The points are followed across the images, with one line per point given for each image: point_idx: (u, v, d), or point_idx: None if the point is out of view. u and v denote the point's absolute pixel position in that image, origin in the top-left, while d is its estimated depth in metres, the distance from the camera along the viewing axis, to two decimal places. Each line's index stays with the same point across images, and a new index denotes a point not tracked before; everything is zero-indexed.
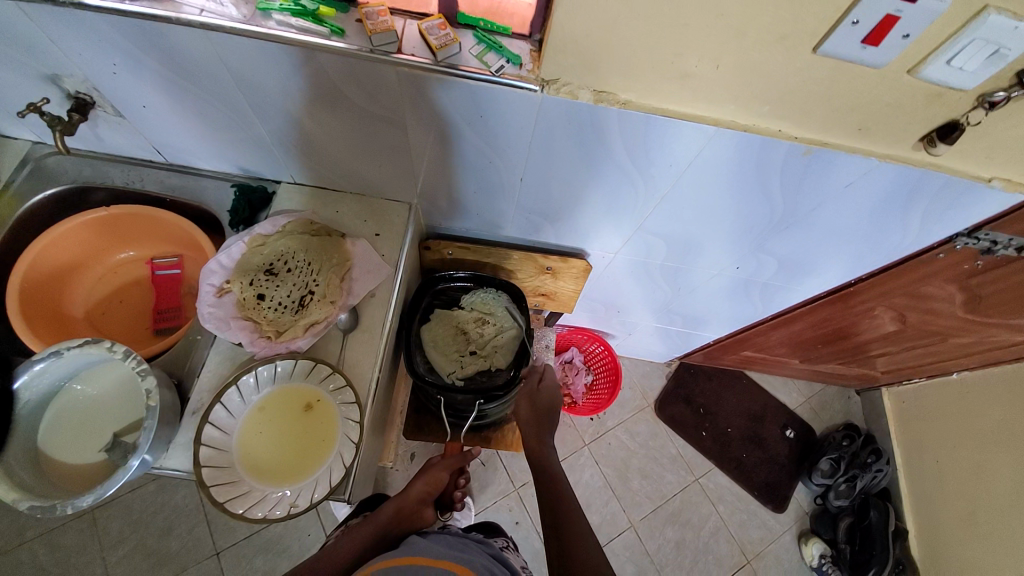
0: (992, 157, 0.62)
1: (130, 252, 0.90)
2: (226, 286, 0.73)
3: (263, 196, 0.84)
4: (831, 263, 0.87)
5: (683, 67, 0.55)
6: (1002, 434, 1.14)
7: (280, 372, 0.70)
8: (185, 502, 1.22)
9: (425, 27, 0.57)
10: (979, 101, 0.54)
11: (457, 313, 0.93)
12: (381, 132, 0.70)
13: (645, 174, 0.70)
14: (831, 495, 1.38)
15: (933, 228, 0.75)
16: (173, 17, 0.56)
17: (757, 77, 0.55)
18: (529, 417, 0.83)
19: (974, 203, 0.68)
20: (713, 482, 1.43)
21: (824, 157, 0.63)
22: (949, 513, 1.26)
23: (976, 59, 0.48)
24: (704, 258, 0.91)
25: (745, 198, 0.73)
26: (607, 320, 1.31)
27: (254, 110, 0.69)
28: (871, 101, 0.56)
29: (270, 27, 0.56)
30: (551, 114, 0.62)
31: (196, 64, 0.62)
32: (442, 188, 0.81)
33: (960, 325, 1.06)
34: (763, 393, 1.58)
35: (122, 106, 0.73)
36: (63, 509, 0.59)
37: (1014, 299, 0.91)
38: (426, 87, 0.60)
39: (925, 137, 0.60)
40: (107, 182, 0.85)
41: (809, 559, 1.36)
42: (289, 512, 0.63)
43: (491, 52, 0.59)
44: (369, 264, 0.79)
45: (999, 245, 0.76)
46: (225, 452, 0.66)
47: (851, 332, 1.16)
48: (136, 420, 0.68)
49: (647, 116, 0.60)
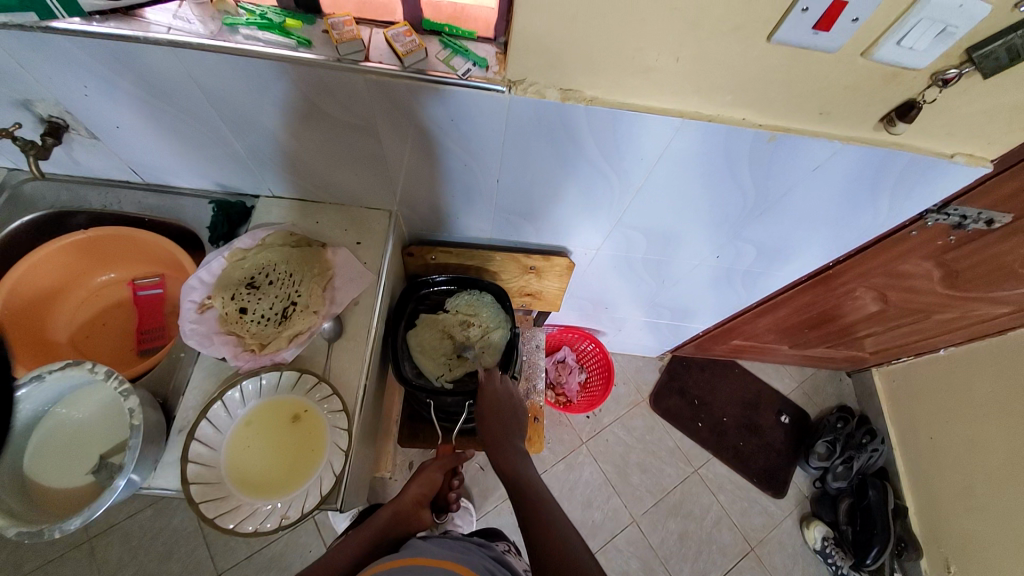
0: (953, 133, 0.63)
1: (111, 274, 0.90)
2: (208, 302, 0.73)
3: (241, 211, 0.84)
4: (809, 246, 0.89)
5: (645, 61, 0.56)
6: (992, 406, 1.16)
7: (266, 385, 0.70)
8: (183, 525, 1.21)
9: (390, 34, 0.58)
10: (933, 79, 0.55)
11: (442, 316, 0.94)
12: (355, 141, 0.70)
13: (619, 169, 0.72)
14: (830, 478, 1.39)
15: (904, 207, 0.77)
16: (141, 36, 0.56)
17: (717, 68, 0.56)
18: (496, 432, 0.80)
19: (940, 179, 0.70)
20: (713, 472, 1.44)
21: (789, 142, 0.65)
22: (946, 489, 1.27)
23: (925, 39, 0.50)
24: (685, 249, 0.92)
25: (719, 187, 0.74)
26: (596, 316, 1.31)
27: (227, 126, 0.70)
28: (829, 86, 0.58)
29: (238, 42, 0.57)
30: (520, 115, 0.63)
31: (167, 83, 0.63)
32: (420, 194, 0.82)
33: (941, 301, 1.07)
34: (755, 380, 1.59)
35: (95, 128, 0.73)
36: (50, 533, 0.59)
37: (990, 272, 0.93)
38: (395, 94, 0.61)
39: (885, 117, 0.61)
40: (85, 205, 0.85)
41: (812, 542, 1.36)
42: (280, 524, 0.63)
43: (458, 56, 0.59)
44: (351, 272, 0.80)
45: (969, 219, 0.78)
46: (214, 469, 0.65)
47: (834, 315, 1.18)
48: (121, 441, 0.68)
49: (614, 111, 0.61)
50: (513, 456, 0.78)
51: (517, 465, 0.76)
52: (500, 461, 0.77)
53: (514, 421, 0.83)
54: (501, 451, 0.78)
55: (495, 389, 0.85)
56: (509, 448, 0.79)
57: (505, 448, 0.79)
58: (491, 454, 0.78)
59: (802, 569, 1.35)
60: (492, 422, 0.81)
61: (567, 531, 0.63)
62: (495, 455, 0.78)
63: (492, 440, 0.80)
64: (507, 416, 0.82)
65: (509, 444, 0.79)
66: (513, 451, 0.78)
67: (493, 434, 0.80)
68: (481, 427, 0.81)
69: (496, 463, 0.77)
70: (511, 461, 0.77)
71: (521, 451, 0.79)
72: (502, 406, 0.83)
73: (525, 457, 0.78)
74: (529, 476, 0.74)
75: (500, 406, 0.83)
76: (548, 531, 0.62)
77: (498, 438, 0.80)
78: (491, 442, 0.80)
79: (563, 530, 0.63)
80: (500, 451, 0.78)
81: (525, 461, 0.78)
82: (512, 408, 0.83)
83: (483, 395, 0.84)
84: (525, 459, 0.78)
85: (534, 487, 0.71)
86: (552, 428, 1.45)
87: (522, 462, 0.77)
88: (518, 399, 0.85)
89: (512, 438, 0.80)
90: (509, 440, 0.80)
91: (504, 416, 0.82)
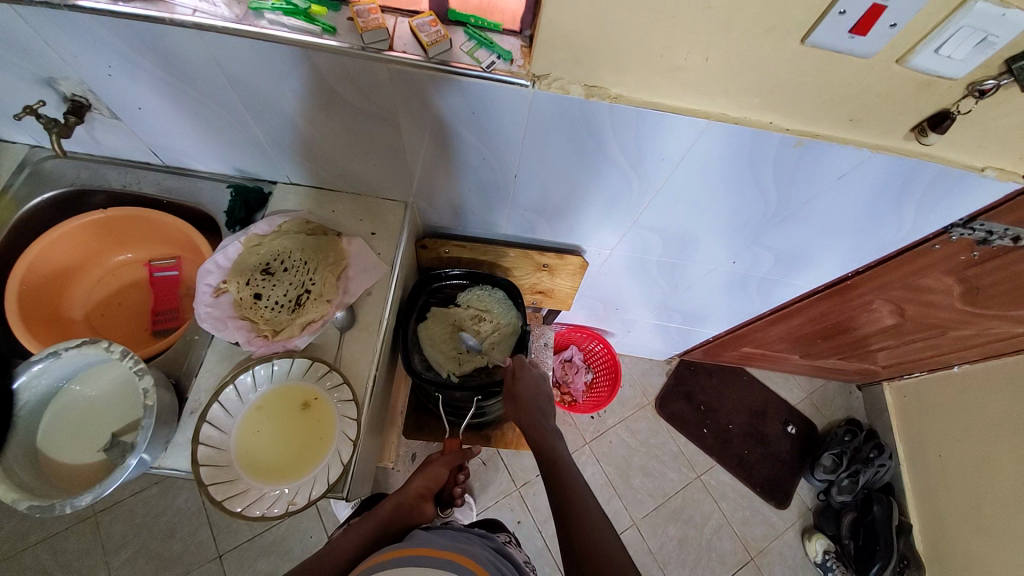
0: (985, 146, 0.62)
1: (128, 254, 0.91)
2: (222, 286, 0.73)
3: (259, 197, 0.85)
4: (826, 255, 0.87)
5: (673, 60, 0.55)
6: (1006, 426, 1.14)
7: (277, 371, 0.71)
8: (187, 505, 1.22)
9: (417, 24, 0.57)
10: (969, 90, 0.54)
11: (453, 311, 0.94)
12: (375, 132, 0.70)
13: (640, 169, 0.71)
14: (834, 491, 1.38)
15: (928, 219, 0.75)
16: (167, 17, 0.56)
17: (745, 70, 0.55)
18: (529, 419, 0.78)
19: (968, 193, 0.68)
20: (716, 479, 1.43)
21: (817, 149, 0.63)
22: (954, 506, 1.25)
23: (964, 47, 0.49)
24: (701, 253, 0.91)
25: (740, 192, 0.73)
26: (607, 318, 1.31)
27: (248, 110, 0.70)
28: (861, 92, 0.56)
29: (263, 26, 0.57)
30: (543, 111, 0.62)
31: (192, 67, 0.63)
32: (438, 188, 0.82)
33: (961, 318, 1.05)
34: (763, 389, 1.57)
35: (118, 107, 0.73)
36: (61, 508, 0.60)
37: (1012, 290, 0.91)
38: (418, 84, 0.60)
39: (916, 126, 0.60)
40: (104, 184, 0.86)
41: (813, 555, 1.35)
42: (287, 510, 0.63)
43: (482, 48, 0.58)
44: (365, 262, 0.80)
45: (995, 235, 0.76)
46: (224, 452, 0.66)
47: (849, 327, 1.16)
48: (135, 419, 0.69)
49: (638, 110, 0.60)
50: (548, 434, 0.76)
51: (552, 443, 0.75)
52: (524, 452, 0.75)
53: (545, 402, 0.81)
54: (537, 430, 0.76)
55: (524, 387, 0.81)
56: (543, 426, 0.77)
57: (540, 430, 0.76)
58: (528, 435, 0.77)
59: None
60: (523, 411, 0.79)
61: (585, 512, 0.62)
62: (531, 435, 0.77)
63: (525, 421, 0.78)
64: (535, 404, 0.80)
65: (542, 424, 0.77)
66: (547, 430, 0.77)
67: (524, 416, 0.79)
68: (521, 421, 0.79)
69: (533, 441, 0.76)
70: (548, 440, 0.75)
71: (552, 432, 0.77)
72: (533, 387, 0.82)
73: (557, 438, 0.76)
74: (559, 452, 0.73)
75: (534, 387, 0.82)
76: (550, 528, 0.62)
77: (529, 419, 0.78)
78: (526, 422, 0.78)
79: (578, 511, 0.61)
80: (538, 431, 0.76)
81: (559, 438, 0.76)
82: (539, 395, 0.81)
83: (514, 382, 0.83)
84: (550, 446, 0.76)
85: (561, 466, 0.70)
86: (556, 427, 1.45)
87: (555, 438, 0.76)
88: (546, 385, 0.83)
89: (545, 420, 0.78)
90: (541, 419, 0.78)
91: (531, 396, 0.81)
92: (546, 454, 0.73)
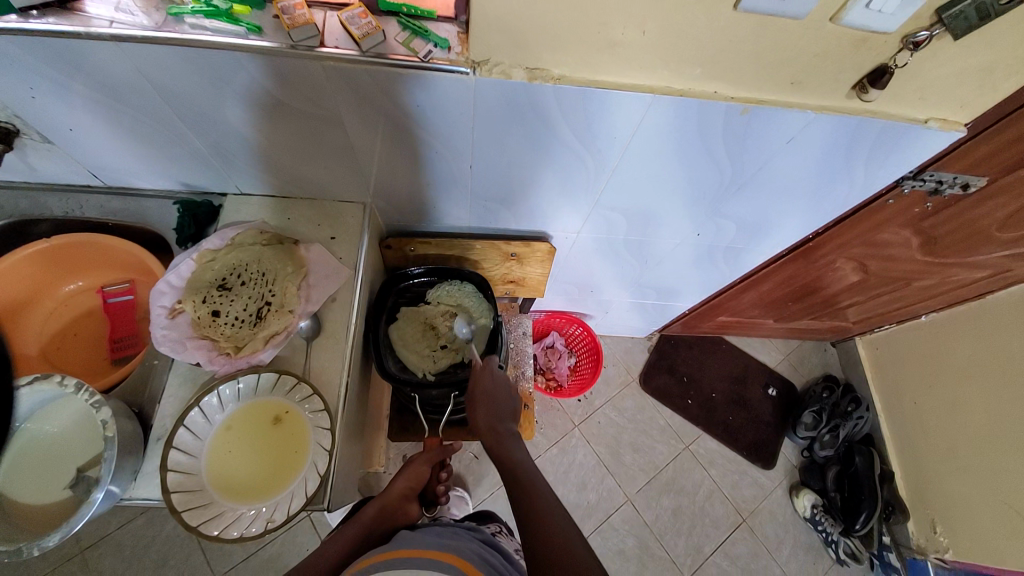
0: (925, 98, 0.63)
1: (78, 282, 0.87)
2: (178, 306, 0.70)
3: (209, 210, 0.82)
4: (787, 220, 0.89)
5: (610, 36, 0.54)
6: (974, 368, 1.18)
7: (244, 389, 0.69)
8: (176, 531, 1.20)
9: (345, 17, 0.55)
10: (904, 43, 0.54)
11: (424, 309, 0.92)
12: (322, 133, 0.68)
13: (593, 148, 0.70)
14: (817, 446, 1.42)
15: (879, 175, 0.76)
16: (82, 31, 0.53)
17: (684, 40, 0.55)
18: (485, 422, 0.76)
19: (914, 145, 0.69)
20: (704, 447, 1.46)
21: (762, 115, 0.64)
22: (931, 451, 1.29)
23: (894, 1, 0.49)
24: (665, 227, 0.91)
25: (694, 163, 0.73)
26: (583, 301, 1.31)
27: (185, 122, 0.67)
28: (799, 54, 0.56)
29: (184, 31, 0.54)
30: (488, 98, 0.61)
31: (118, 82, 0.60)
32: (395, 185, 0.81)
33: (922, 268, 1.08)
34: (743, 355, 1.61)
35: (47, 130, 0.69)
36: (29, 551, 0.58)
37: (967, 236, 0.94)
38: (357, 81, 0.58)
39: (857, 83, 0.60)
40: (45, 213, 0.82)
41: (802, 511, 1.39)
42: (266, 528, 0.62)
43: (419, 37, 0.56)
44: (326, 268, 0.78)
45: (945, 184, 0.79)
46: (195, 476, 0.64)
47: (817, 287, 1.19)
48: (97, 452, 0.65)
49: (583, 89, 0.60)
50: (506, 438, 0.74)
51: (509, 448, 0.73)
52: (493, 448, 0.74)
53: (507, 406, 0.79)
54: (494, 433, 0.75)
55: (485, 395, 0.79)
56: (500, 429, 0.76)
57: (498, 435, 0.75)
58: (484, 439, 0.75)
59: (793, 537, 1.38)
60: (482, 412, 0.78)
61: (556, 509, 0.62)
62: (485, 439, 0.75)
63: (482, 426, 0.76)
64: (497, 407, 0.78)
65: (501, 428, 0.76)
66: (505, 433, 0.75)
67: (482, 420, 0.77)
68: (478, 419, 0.77)
69: (491, 450, 0.74)
70: (505, 444, 0.73)
71: (512, 436, 0.75)
72: (494, 390, 0.80)
73: (515, 442, 0.74)
74: (516, 455, 0.71)
75: (495, 391, 0.80)
76: (529, 511, 0.62)
77: (490, 420, 0.76)
78: (484, 427, 0.76)
79: (549, 508, 0.62)
80: (494, 435, 0.75)
81: (518, 442, 0.74)
82: (503, 401, 0.79)
83: (476, 384, 0.81)
84: (520, 443, 0.74)
85: (528, 465, 0.70)
86: (545, 414, 1.45)
87: (516, 444, 0.74)
88: (511, 390, 0.81)
89: (502, 422, 0.77)
90: (499, 422, 0.76)
91: (491, 400, 0.79)
92: (502, 459, 0.71)
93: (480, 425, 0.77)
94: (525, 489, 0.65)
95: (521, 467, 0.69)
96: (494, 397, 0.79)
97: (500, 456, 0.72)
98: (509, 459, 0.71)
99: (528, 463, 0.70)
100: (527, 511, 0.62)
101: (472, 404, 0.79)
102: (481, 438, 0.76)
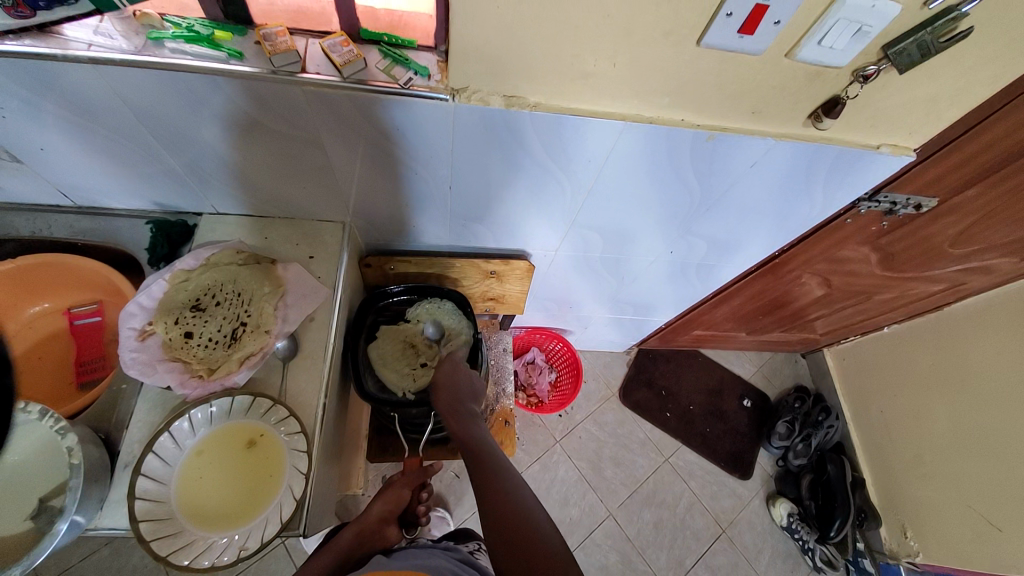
0: (876, 126, 0.68)
1: (43, 304, 0.84)
2: (149, 328, 0.69)
3: (183, 230, 0.81)
4: (753, 239, 0.93)
5: (583, 67, 0.57)
6: (934, 376, 1.25)
7: (217, 412, 0.68)
8: (143, 561, 1.15)
9: (327, 45, 0.57)
10: (854, 75, 0.59)
11: (403, 327, 0.92)
12: (302, 154, 0.69)
13: (568, 170, 0.72)
14: (791, 456, 1.45)
15: (836, 197, 0.81)
16: (59, 54, 0.53)
17: (652, 72, 0.58)
18: (447, 405, 0.76)
19: (869, 169, 0.74)
20: (683, 460, 1.48)
21: (727, 141, 0.67)
22: (899, 458, 1.33)
23: (843, 38, 0.52)
24: (640, 246, 0.94)
25: (665, 186, 0.76)
26: (563, 317, 1.33)
27: (163, 143, 0.67)
28: (759, 85, 0.60)
29: (165, 56, 0.54)
30: (465, 123, 0.63)
31: (93, 103, 0.59)
32: (375, 206, 0.81)
33: (881, 282, 1.13)
34: (718, 367, 1.65)
35: (16, 150, 0.68)
36: None
37: (922, 252, 0.99)
38: (337, 105, 0.59)
39: (812, 113, 0.65)
40: (11, 233, 0.80)
41: (779, 519, 1.42)
42: (238, 556, 0.60)
43: (399, 65, 0.58)
44: (305, 287, 0.78)
45: (899, 205, 0.84)
46: (164, 504, 0.62)
47: (786, 301, 1.23)
48: (62, 481, 0.63)
49: (558, 116, 0.62)
50: (468, 420, 0.74)
51: (472, 428, 0.72)
52: (455, 430, 0.73)
53: (469, 391, 0.80)
54: (456, 416, 0.74)
55: (449, 382, 0.80)
56: (463, 412, 0.75)
57: (460, 417, 0.74)
58: (447, 424, 0.74)
59: (771, 547, 1.40)
60: (445, 398, 0.78)
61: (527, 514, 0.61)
62: (448, 422, 0.74)
63: (446, 410, 0.76)
64: (460, 393, 0.78)
65: (463, 410, 0.75)
66: (467, 415, 0.75)
67: (445, 405, 0.76)
68: (439, 401, 0.77)
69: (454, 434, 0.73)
70: (468, 425, 0.73)
71: (475, 416, 0.75)
72: (456, 378, 0.81)
73: (478, 422, 0.74)
74: (480, 435, 0.71)
75: (457, 379, 0.81)
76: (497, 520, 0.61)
77: (453, 406, 0.76)
78: (447, 411, 0.76)
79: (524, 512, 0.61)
80: (456, 419, 0.74)
81: (481, 424, 0.74)
82: (465, 387, 0.80)
83: (438, 375, 0.81)
84: (481, 424, 0.74)
85: (487, 446, 0.69)
86: (526, 429, 1.45)
87: (478, 426, 0.73)
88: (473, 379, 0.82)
89: (465, 406, 0.77)
90: (461, 406, 0.76)
91: (453, 387, 0.80)
92: (465, 439, 0.70)
93: (442, 410, 0.76)
94: (490, 477, 0.63)
95: (483, 445, 0.69)
96: (458, 382, 0.80)
97: (463, 436, 0.71)
98: (472, 439, 0.70)
99: (489, 446, 0.69)
100: (489, 504, 0.60)
101: (436, 392, 0.79)
102: (444, 423, 0.75)
